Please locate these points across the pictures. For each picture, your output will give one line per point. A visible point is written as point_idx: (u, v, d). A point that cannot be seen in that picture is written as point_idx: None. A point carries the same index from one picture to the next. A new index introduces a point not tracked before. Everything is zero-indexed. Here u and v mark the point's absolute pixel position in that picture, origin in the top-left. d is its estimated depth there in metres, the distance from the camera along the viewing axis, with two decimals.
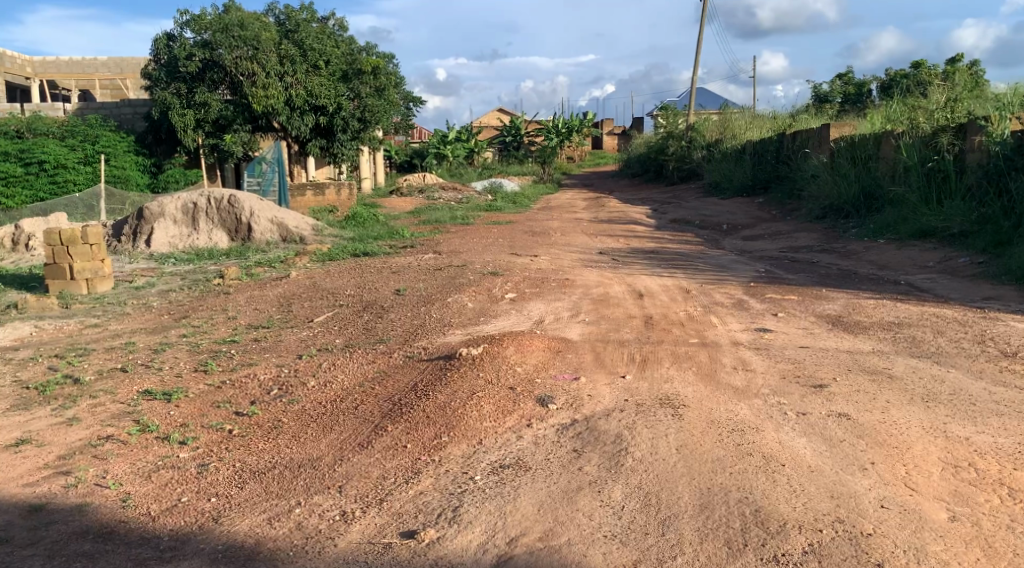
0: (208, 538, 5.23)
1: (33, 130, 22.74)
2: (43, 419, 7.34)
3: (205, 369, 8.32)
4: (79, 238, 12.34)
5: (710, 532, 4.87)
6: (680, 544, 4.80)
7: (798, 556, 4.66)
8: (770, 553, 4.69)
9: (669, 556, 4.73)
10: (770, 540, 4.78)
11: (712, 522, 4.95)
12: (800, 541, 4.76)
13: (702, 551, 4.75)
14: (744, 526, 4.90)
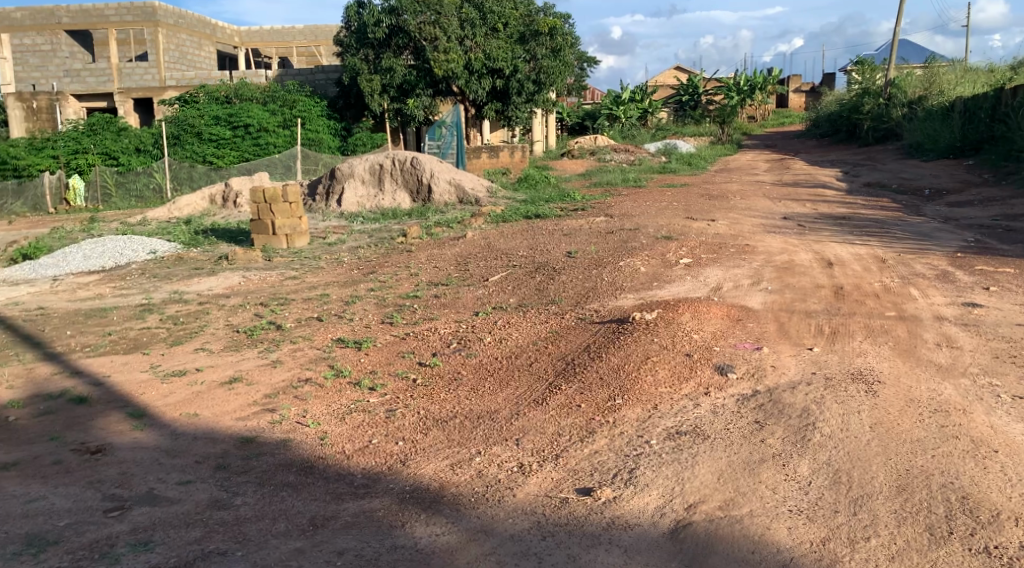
0: (397, 479, 5.56)
1: (240, 96, 24.94)
2: (251, 360, 8.04)
3: (390, 321, 8.78)
4: (280, 196, 13.20)
5: (910, 516, 4.68)
6: (875, 526, 4.64)
7: (1014, 550, 4.40)
8: (980, 543, 4.46)
9: (862, 536, 4.58)
10: (980, 530, 4.54)
11: (913, 505, 4.75)
12: (1017, 535, 4.49)
13: (900, 535, 4.56)
14: (949, 513, 4.67)
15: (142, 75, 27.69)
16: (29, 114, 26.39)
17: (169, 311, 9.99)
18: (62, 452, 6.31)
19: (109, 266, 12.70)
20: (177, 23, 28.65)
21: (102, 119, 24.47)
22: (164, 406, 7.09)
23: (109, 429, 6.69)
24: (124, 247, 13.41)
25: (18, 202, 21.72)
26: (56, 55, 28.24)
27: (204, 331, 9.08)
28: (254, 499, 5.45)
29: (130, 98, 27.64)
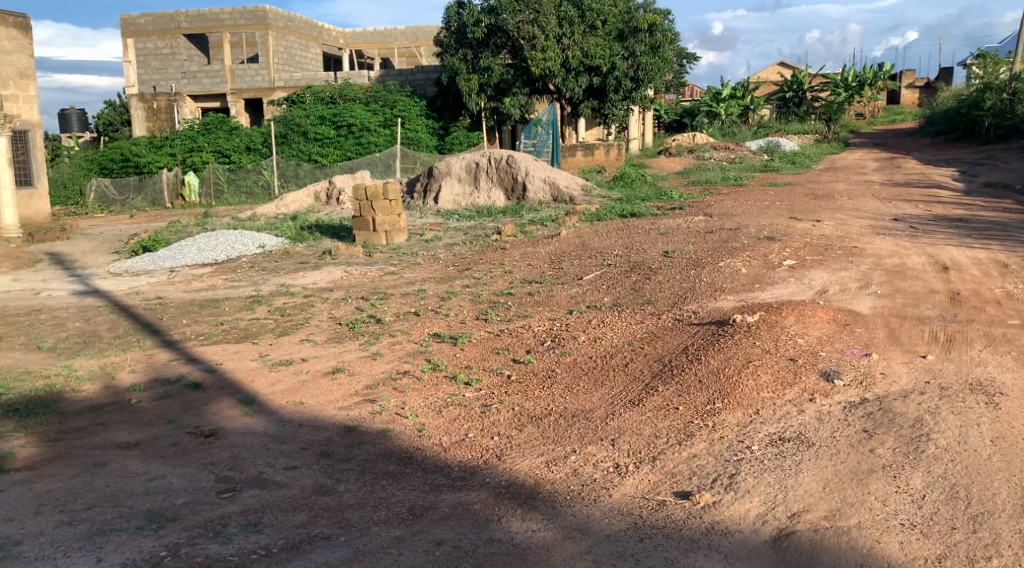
0: (493, 473, 5.61)
1: (343, 96, 25.71)
2: (353, 351, 8.26)
3: (485, 318, 8.87)
4: (381, 194, 13.46)
5: None
6: (996, 546, 4.44)
7: None
8: None
9: (982, 555, 4.38)
10: None
11: None
12: None
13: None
14: None
15: (253, 77, 28.72)
16: (150, 113, 28.50)
17: (276, 303, 10.34)
18: (178, 434, 6.63)
19: (222, 259, 13.25)
20: (286, 26, 29.61)
21: (216, 118, 25.65)
22: (272, 393, 7.36)
23: (220, 414, 6.99)
24: (235, 241, 13.94)
25: (138, 197, 22.80)
26: (175, 59, 29.46)
27: (309, 323, 9.36)
28: (356, 486, 5.60)
29: (241, 99, 28.74)
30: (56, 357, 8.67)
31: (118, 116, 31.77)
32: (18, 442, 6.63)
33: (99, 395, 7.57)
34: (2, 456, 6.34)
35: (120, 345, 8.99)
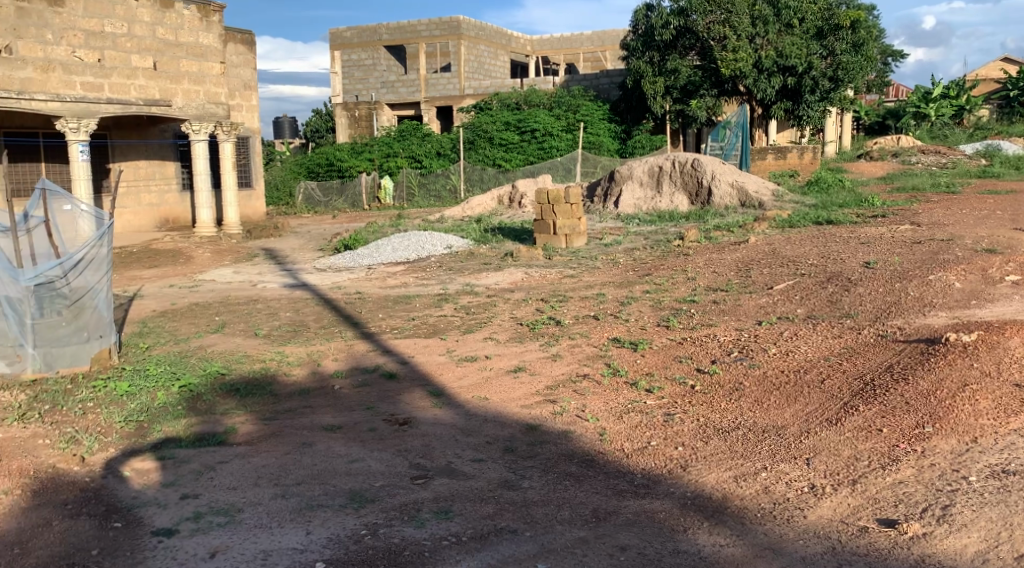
0: (678, 483, 5.48)
1: (528, 102, 26.21)
2: (534, 351, 8.34)
3: (666, 325, 8.70)
4: (562, 198, 13.52)
5: None
6: None
7: None
8: None
9: None
10: None
11: None
12: None
13: None
14: None
15: (446, 85, 29.75)
16: (353, 121, 30.37)
17: (463, 301, 10.62)
18: (376, 421, 6.94)
19: (412, 258, 13.78)
20: (478, 35, 30.47)
21: (411, 124, 26.73)
22: (459, 387, 7.56)
23: (413, 404, 7.25)
24: (424, 242, 14.45)
25: (339, 199, 24.31)
26: (375, 69, 31.06)
27: (493, 322, 9.55)
28: (540, 484, 5.64)
29: (433, 106, 29.88)
30: (270, 343, 9.32)
31: (323, 123, 33.83)
32: (238, 419, 7.19)
33: (305, 380, 8.08)
34: (225, 430, 6.91)
35: (324, 335, 9.52)
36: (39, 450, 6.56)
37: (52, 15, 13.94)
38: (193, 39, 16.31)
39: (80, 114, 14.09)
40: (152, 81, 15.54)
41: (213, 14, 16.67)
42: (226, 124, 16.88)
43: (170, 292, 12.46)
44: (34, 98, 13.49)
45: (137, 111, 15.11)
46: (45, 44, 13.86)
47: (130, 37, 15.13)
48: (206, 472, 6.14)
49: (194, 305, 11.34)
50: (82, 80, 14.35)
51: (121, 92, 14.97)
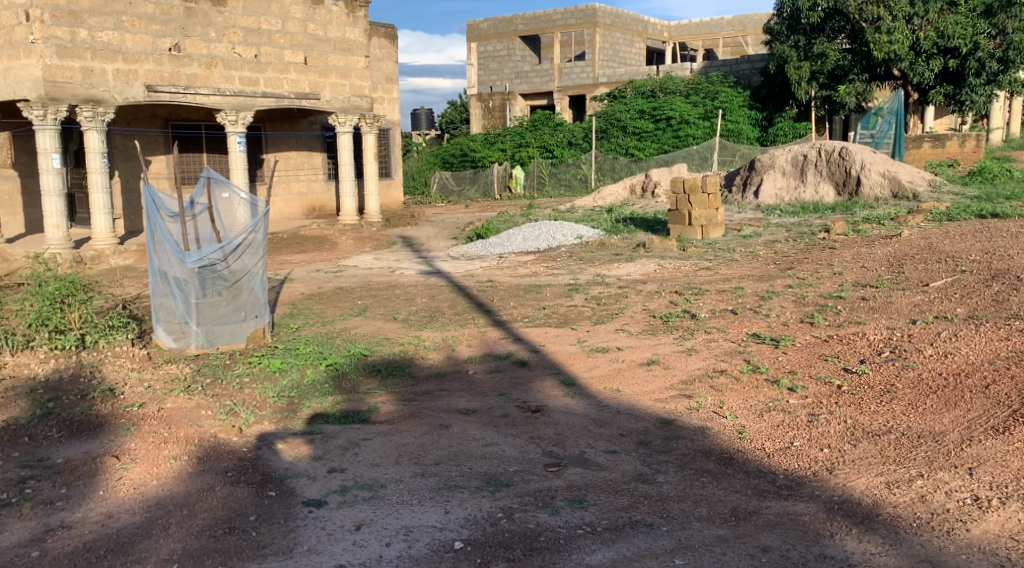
0: (824, 486, 5.26)
1: (664, 90, 25.83)
2: (668, 345, 8.21)
3: (810, 321, 8.37)
4: (699, 187, 13.24)
5: None
6: None
7: None
8: None
9: None
10: None
11: None
12: None
13: None
14: None
15: (580, 74, 29.52)
16: (486, 112, 31.43)
17: (593, 292, 10.57)
18: (509, 407, 7.00)
19: (543, 248, 13.79)
20: (614, 22, 30.13)
21: (542, 114, 26.77)
22: (591, 378, 7.53)
23: (545, 392, 7.27)
24: (555, 232, 14.44)
25: (472, 189, 24.77)
26: (510, 60, 31.30)
27: (625, 313, 9.45)
28: (676, 479, 5.53)
29: (566, 96, 29.79)
30: (407, 327, 9.55)
31: (458, 114, 34.35)
32: (379, 399, 7.41)
33: (441, 363, 8.25)
34: (367, 409, 7.14)
35: (458, 321, 9.68)
36: (202, 421, 6.95)
37: (214, 14, 14.68)
38: (340, 34, 16.76)
39: (239, 107, 15.09)
40: (303, 75, 16.16)
41: (359, 9, 17.05)
42: (368, 116, 17.40)
43: (316, 276, 12.97)
44: (199, 93, 14.46)
45: (288, 103, 15.87)
46: (208, 41, 14.63)
47: (284, 33, 15.75)
48: (351, 448, 6.37)
49: (338, 289, 11.76)
50: (240, 75, 15.11)
51: (275, 87, 15.66)
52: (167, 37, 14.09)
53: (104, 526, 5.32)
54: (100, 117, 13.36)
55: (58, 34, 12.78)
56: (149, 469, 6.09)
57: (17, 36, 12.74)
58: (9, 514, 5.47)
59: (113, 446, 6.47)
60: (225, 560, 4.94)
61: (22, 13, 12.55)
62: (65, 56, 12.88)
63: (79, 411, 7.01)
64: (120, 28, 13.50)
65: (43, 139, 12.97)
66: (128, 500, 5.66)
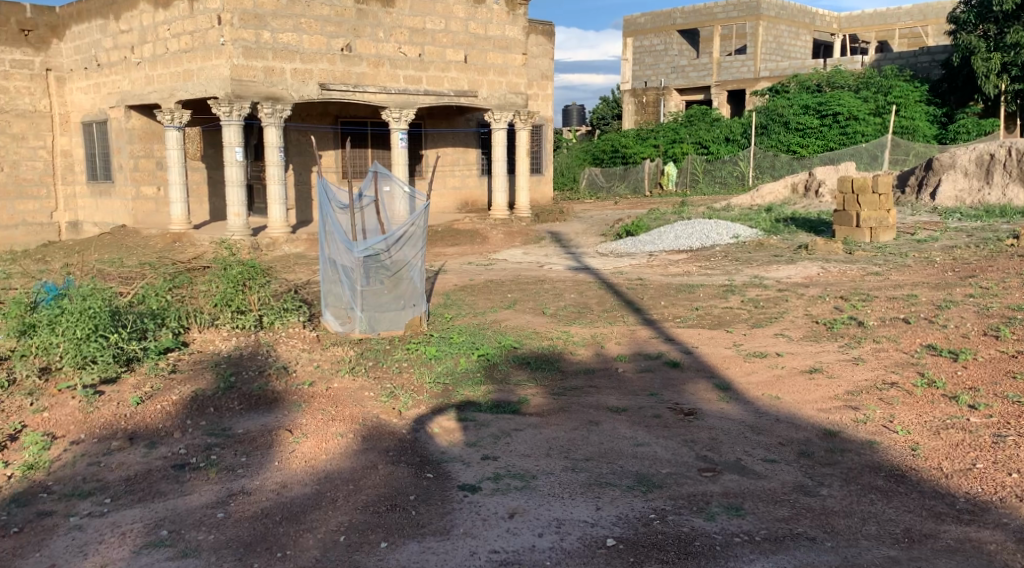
0: (1013, 514, 4.95)
1: (831, 84, 24.79)
2: (832, 353, 7.91)
3: (995, 335, 7.83)
4: (869, 187, 12.66)
5: None
6: None
7: None
8: None
9: None
10: None
11: None
12: None
13: None
14: None
15: (740, 68, 28.68)
16: (639, 108, 31.57)
17: (750, 294, 10.30)
18: (661, 408, 6.95)
19: (697, 247, 13.55)
20: (779, 14, 28.94)
21: (700, 110, 26.48)
22: (748, 383, 7.36)
23: (699, 395, 7.17)
24: (710, 230, 14.16)
25: (621, 186, 24.70)
26: (667, 54, 30.88)
27: (785, 318, 9.17)
28: (841, 493, 5.35)
29: (724, 90, 29.24)
30: (556, 322, 9.64)
31: (610, 110, 34.08)
32: (529, 392, 7.53)
33: (591, 360, 8.28)
34: (518, 401, 7.27)
35: (608, 318, 9.68)
36: (365, 401, 7.29)
37: (383, 15, 15.26)
38: (500, 32, 17.00)
39: (402, 104, 15.63)
40: (463, 73, 16.52)
41: (519, 7, 17.24)
42: (523, 113, 17.60)
43: (468, 269, 13.27)
44: (366, 91, 15.12)
45: (448, 101, 16.29)
46: (377, 41, 15.24)
47: (447, 32, 16.15)
48: (503, 437, 6.51)
49: (490, 282, 12.01)
50: (405, 74, 15.66)
51: (436, 85, 16.12)
52: (339, 38, 14.79)
53: (279, 495, 5.69)
54: (278, 113, 14.24)
55: (245, 36, 13.65)
56: (318, 444, 6.45)
57: (209, 38, 13.71)
58: (197, 477, 5.94)
59: (286, 420, 6.89)
60: (386, 535, 5.17)
61: (214, 17, 13.49)
62: (250, 57, 13.76)
63: (257, 386, 7.48)
64: (298, 30, 14.29)
65: (229, 134, 13.94)
66: (300, 472, 6.02)
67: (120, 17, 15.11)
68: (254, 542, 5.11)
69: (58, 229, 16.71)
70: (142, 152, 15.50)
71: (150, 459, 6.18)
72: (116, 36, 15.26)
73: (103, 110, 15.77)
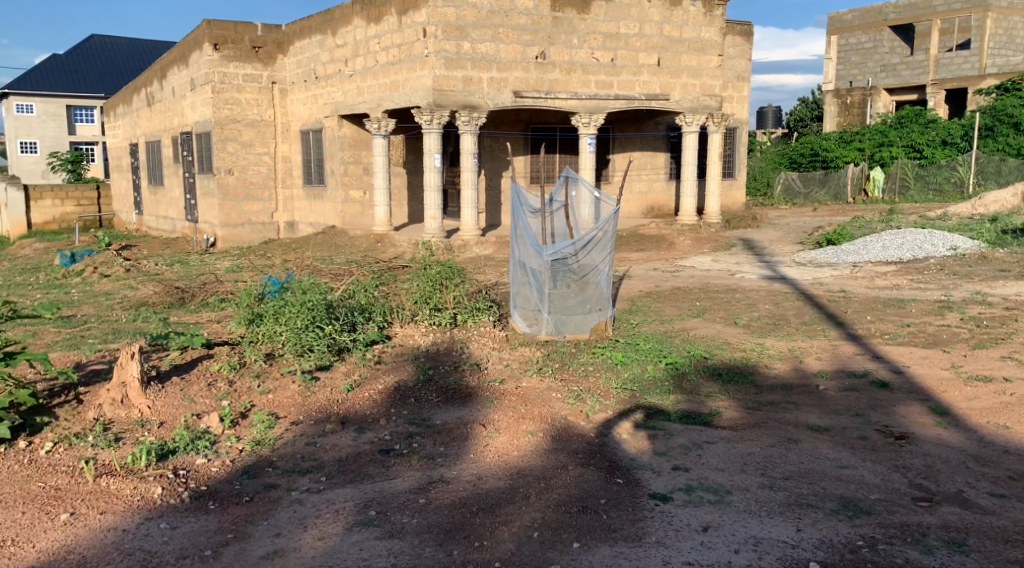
0: None
1: None
2: None
3: None
4: None
5: None
6: None
7: None
8: None
9: None
10: None
11: None
12: None
13: None
14: None
15: (961, 65, 26.73)
16: (843, 109, 29.81)
17: (971, 312, 9.56)
18: (868, 429, 6.60)
19: (908, 258, 12.71)
20: (1011, 4, 26.80)
21: (913, 110, 24.60)
22: (968, 409, 6.85)
23: (911, 418, 6.75)
24: (923, 241, 13.29)
25: (821, 191, 23.56)
26: (875, 52, 29.21)
27: (1012, 340, 8.46)
28: None
29: (942, 89, 27.24)
30: (749, 333, 9.36)
31: (809, 112, 32.77)
32: (722, 404, 7.37)
33: (790, 375, 7.97)
34: (710, 412, 7.13)
35: (807, 331, 9.29)
36: (553, 402, 7.39)
37: (578, 22, 15.39)
38: (696, 34, 16.66)
39: (593, 110, 15.72)
40: (656, 77, 16.34)
41: (716, 7, 16.81)
42: (717, 115, 17.17)
43: (656, 275, 13.14)
44: (558, 98, 15.37)
45: (639, 105, 16.20)
46: (571, 47, 15.39)
47: (641, 36, 16.02)
48: (695, 448, 6.40)
49: (678, 289, 11.83)
50: (597, 79, 15.71)
51: (627, 89, 16.05)
52: (535, 45, 15.07)
53: (475, 486, 5.88)
54: (474, 121, 14.73)
55: (447, 47, 14.21)
56: (511, 440, 6.61)
57: (414, 50, 14.41)
58: (401, 463, 6.25)
59: (480, 415, 7.11)
60: (579, 536, 5.23)
61: (420, 29, 14.18)
62: (451, 67, 14.31)
63: (452, 380, 7.80)
64: (497, 39, 14.70)
65: (429, 141, 14.59)
66: (495, 466, 6.19)
67: (337, 32, 16.17)
68: (453, 530, 5.31)
69: (277, 228, 18.07)
70: (351, 159, 16.49)
71: (358, 443, 6.57)
72: (333, 50, 16.33)
73: (319, 119, 16.90)
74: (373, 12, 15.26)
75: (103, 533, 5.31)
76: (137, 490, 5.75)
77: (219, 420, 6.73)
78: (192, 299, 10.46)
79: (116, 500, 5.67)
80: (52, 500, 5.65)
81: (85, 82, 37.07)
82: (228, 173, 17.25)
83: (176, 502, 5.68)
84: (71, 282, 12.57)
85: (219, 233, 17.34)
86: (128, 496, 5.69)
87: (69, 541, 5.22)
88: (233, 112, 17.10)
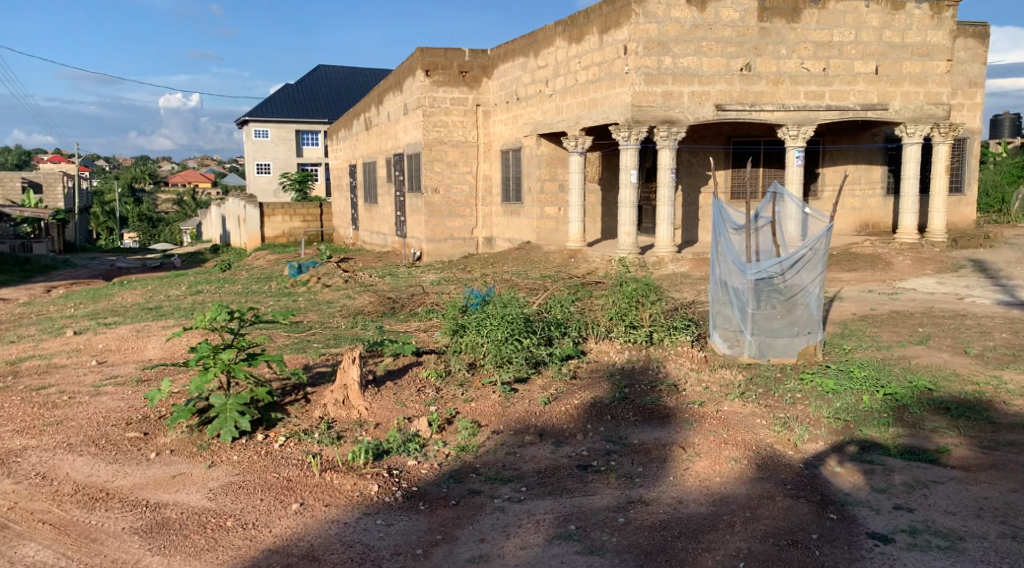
0: None
1: None
2: None
3: None
4: None
5: None
6: None
7: None
8: None
9: None
10: None
11: None
12: None
13: None
14: None
15: None
16: None
17: None
18: None
19: None
20: None
21: None
22: None
23: None
24: None
25: None
26: None
27: None
28: None
29: None
30: (983, 364, 8.46)
31: None
32: (951, 441, 6.67)
33: None
34: (937, 449, 6.46)
35: None
36: (758, 429, 6.98)
37: (788, 31, 14.68)
38: (921, 39, 15.30)
39: (801, 121, 14.96)
40: (873, 85, 15.22)
41: (946, 9, 15.38)
42: (944, 125, 15.68)
43: (871, 297, 12.25)
44: (764, 109, 14.76)
45: (852, 116, 15.18)
46: (779, 58, 14.72)
47: (857, 43, 15.00)
48: (921, 487, 5.82)
49: (897, 313, 10.95)
50: (807, 89, 14.91)
51: (841, 99, 15.08)
52: (740, 57, 14.54)
53: (676, 509, 5.63)
54: (674, 136, 14.44)
55: (648, 63, 14.10)
56: (713, 465, 6.29)
57: (616, 67, 14.40)
58: (600, 480, 6.10)
59: (680, 437, 6.82)
60: None
61: (622, 47, 14.18)
62: (651, 83, 14.17)
63: (650, 400, 7.55)
64: (699, 53, 14.34)
65: (625, 157, 14.43)
66: (696, 491, 5.90)
67: (539, 54, 16.41)
68: (656, 552, 5.10)
69: (477, 243, 18.53)
70: (548, 176, 16.61)
71: (557, 457, 6.49)
72: (535, 71, 16.54)
73: (519, 138, 17.19)
74: (575, 32, 15.33)
75: (327, 525, 5.51)
76: (357, 486, 5.96)
77: (428, 424, 6.87)
78: (402, 310, 10.85)
79: (339, 494, 5.89)
80: (285, 490, 5.95)
81: (312, 109, 40.04)
82: (434, 192, 17.93)
83: (390, 500, 5.82)
84: (298, 291, 13.49)
85: (424, 248, 18.07)
86: (349, 491, 5.91)
87: (299, 528, 5.47)
88: (441, 134, 17.76)
